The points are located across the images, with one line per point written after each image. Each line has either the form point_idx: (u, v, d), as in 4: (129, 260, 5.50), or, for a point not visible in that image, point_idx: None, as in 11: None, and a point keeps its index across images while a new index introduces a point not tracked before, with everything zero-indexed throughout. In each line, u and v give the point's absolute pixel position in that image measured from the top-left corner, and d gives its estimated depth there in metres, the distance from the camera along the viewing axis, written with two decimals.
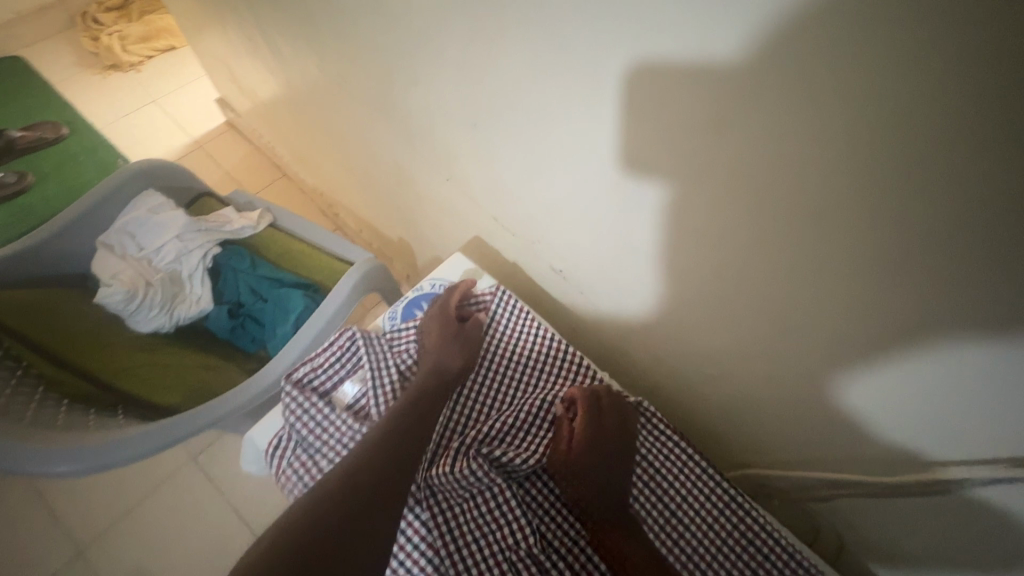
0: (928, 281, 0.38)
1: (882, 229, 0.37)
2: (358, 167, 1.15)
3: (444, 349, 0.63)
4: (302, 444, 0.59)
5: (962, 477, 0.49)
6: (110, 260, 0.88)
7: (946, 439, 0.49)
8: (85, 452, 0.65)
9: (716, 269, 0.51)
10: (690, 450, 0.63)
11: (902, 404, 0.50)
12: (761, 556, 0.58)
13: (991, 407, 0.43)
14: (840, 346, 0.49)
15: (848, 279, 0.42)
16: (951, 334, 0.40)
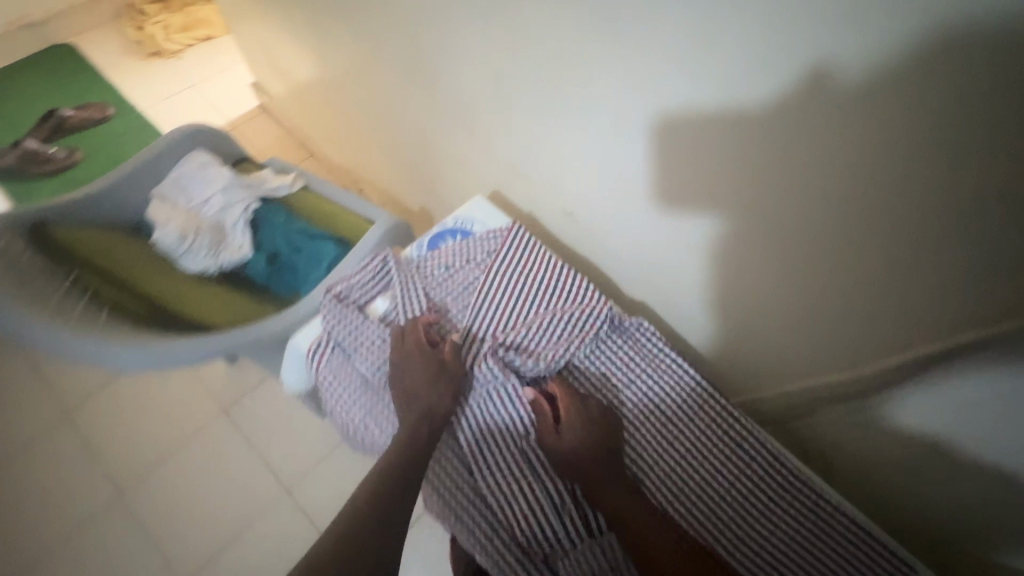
0: (900, 161, 0.45)
1: (859, 114, 0.45)
2: (388, 139, 1.24)
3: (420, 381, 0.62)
4: (340, 347, 0.67)
5: (926, 372, 0.55)
6: (164, 209, 0.98)
7: (900, 335, 0.55)
8: (151, 352, 0.75)
9: (716, 181, 0.59)
10: (685, 366, 0.69)
11: (861, 304, 0.57)
12: (751, 461, 0.64)
13: (950, 298, 0.49)
14: (824, 252, 0.56)
15: (832, 172, 0.50)
16: (918, 220, 0.47)
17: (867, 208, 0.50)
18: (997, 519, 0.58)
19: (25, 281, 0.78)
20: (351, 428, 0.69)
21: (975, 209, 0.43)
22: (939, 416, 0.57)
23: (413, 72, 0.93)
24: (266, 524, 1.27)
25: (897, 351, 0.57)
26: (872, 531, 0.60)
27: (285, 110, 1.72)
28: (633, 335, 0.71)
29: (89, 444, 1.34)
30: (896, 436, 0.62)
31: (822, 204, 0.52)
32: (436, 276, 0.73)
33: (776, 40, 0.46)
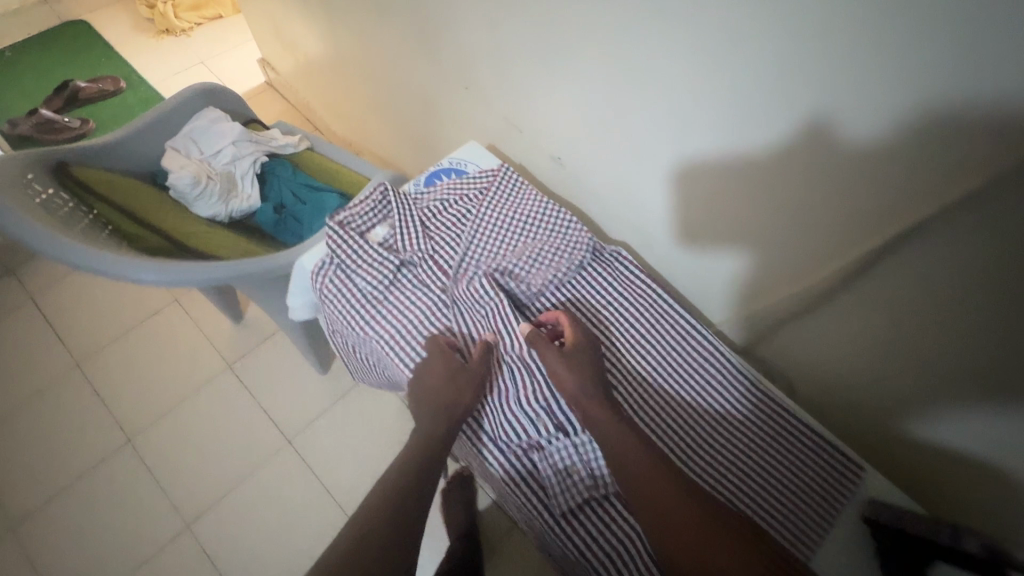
0: (836, 69, 0.50)
1: (801, 25, 0.50)
2: (392, 104, 1.32)
3: (440, 383, 0.64)
4: (341, 267, 0.72)
5: (873, 273, 0.60)
6: (177, 158, 1.03)
7: (850, 243, 0.61)
8: (165, 268, 0.77)
9: (684, 108, 0.66)
10: (659, 291, 0.77)
11: (808, 219, 0.63)
12: (723, 385, 0.72)
13: (887, 203, 0.54)
14: (779, 172, 0.62)
15: (781, 88, 0.55)
16: (856, 128, 0.52)
17: (806, 121, 0.56)
18: (927, 412, 0.65)
19: (52, 211, 0.83)
20: (352, 342, 0.75)
21: (889, 105, 0.49)
22: (889, 322, 0.62)
23: (418, 31, 1.01)
24: (269, 471, 1.33)
25: (838, 261, 0.63)
26: (834, 444, 0.67)
27: (292, 86, 1.79)
28: (611, 263, 0.79)
29: (99, 396, 1.40)
30: (845, 342, 0.69)
31: (773, 122, 0.58)
32: (431, 208, 0.79)
33: None
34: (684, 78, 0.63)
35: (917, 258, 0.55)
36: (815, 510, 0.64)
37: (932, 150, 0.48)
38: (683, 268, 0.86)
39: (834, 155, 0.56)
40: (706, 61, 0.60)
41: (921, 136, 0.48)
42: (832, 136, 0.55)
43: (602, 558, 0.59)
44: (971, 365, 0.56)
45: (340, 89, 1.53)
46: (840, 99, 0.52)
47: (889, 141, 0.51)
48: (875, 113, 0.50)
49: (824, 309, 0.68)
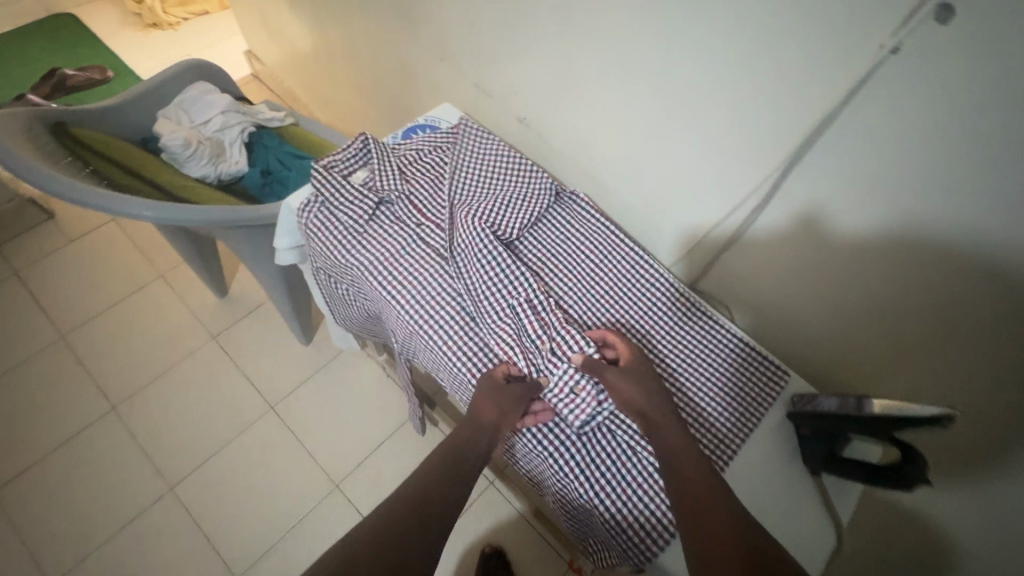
0: (741, 6, 0.61)
1: None
2: (378, 84, 1.42)
3: (481, 403, 0.66)
4: (325, 204, 0.80)
5: (785, 187, 0.69)
6: (168, 123, 1.10)
7: (762, 169, 0.70)
8: (163, 206, 0.84)
9: (628, 55, 0.76)
10: (606, 221, 0.86)
11: (729, 151, 0.73)
12: (680, 310, 0.79)
13: (790, 121, 0.64)
14: (706, 109, 0.72)
15: (702, 29, 0.66)
16: (762, 58, 0.62)
17: (720, 55, 0.66)
18: (837, 320, 0.74)
19: (52, 158, 0.90)
20: (333, 271, 0.82)
21: (783, 33, 0.59)
22: (804, 236, 0.71)
23: (403, 10, 1.13)
24: (251, 435, 1.37)
25: (753, 186, 0.73)
26: (780, 365, 0.75)
27: (277, 75, 1.87)
28: (569, 204, 0.88)
29: (81, 366, 1.42)
30: (768, 263, 0.78)
31: (698, 59, 0.68)
32: (409, 157, 0.87)
33: None
34: (629, 27, 0.73)
35: (816, 168, 0.65)
36: (743, 407, 0.73)
37: (814, 69, 0.59)
38: (634, 215, 0.94)
39: (743, 85, 0.66)
40: (644, 8, 0.70)
41: (808, 55, 0.59)
42: (740, 69, 0.65)
43: (552, 440, 0.68)
44: (864, 260, 0.67)
45: (324, 75, 1.62)
46: (746, 33, 0.62)
47: (785, 66, 0.61)
48: (770, 42, 0.61)
49: (750, 234, 0.78)
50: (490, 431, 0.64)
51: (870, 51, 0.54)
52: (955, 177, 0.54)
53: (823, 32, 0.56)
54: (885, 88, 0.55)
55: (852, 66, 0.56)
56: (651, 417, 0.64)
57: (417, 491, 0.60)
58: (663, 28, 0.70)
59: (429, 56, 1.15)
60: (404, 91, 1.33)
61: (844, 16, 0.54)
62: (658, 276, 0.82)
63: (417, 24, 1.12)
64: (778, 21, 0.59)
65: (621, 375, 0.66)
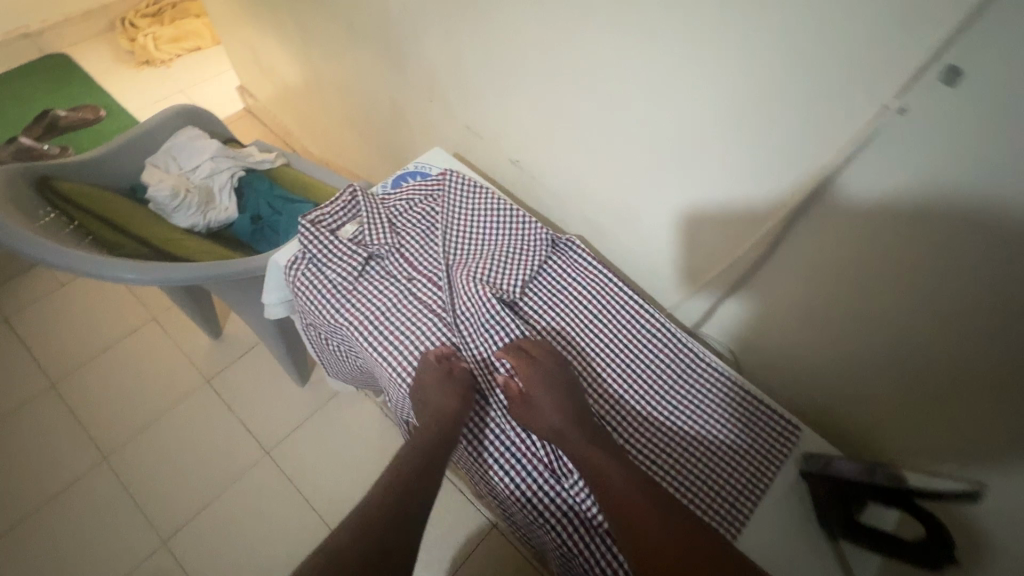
0: (736, 61, 0.59)
1: (704, 24, 0.59)
2: (369, 121, 1.41)
3: (427, 386, 0.67)
4: (313, 261, 0.77)
5: (789, 238, 0.66)
6: (156, 171, 1.08)
7: (761, 220, 0.68)
8: (146, 267, 0.81)
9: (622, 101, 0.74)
10: (606, 271, 0.83)
11: (726, 201, 0.70)
12: (685, 364, 0.76)
13: (790, 173, 0.62)
14: (704, 159, 0.69)
15: (697, 81, 0.64)
16: (759, 112, 0.60)
17: (715, 107, 0.64)
18: (848, 372, 0.71)
19: (33, 219, 0.87)
20: (324, 332, 0.79)
21: (784, 89, 0.57)
22: (810, 288, 0.69)
23: (391, 51, 1.12)
24: (247, 482, 1.33)
25: (754, 235, 0.70)
26: (792, 420, 0.72)
27: (270, 111, 1.86)
28: (567, 252, 0.84)
29: (73, 414, 1.39)
30: (773, 312, 0.75)
31: (692, 106, 0.66)
32: (398, 207, 0.84)
33: None
34: (621, 77, 0.72)
35: (818, 223, 0.63)
36: (754, 467, 0.69)
37: (812, 125, 0.57)
38: (630, 257, 0.92)
39: (742, 135, 0.63)
40: (637, 59, 0.68)
41: (807, 109, 0.56)
42: (736, 121, 0.63)
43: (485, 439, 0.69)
44: (874, 312, 0.64)
45: (315, 111, 1.62)
46: (740, 88, 0.60)
47: (785, 121, 0.59)
48: (767, 97, 0.58)
49: (753, 283, 0.75)
50: (442, 414, 0.65)
51: (873, 108, 0.52)
52: (969, 238, 0.51)
53: (823, 88, 0.54)
54: (890, 146, 0.52)
55: (855, 122, 0.54)
56: (560, 433, 0.64)
57: (393, 510, 0.59)
58: (655, 79, 0.68)
59: (421, 97, 1.14)
60: (396, 129, 1.32)
61: (844, 73, 0.52)
62: (661, 328, 0.78)
63: (406, 65, 1.10)
64: (775, 76, 0.56)
65: (534, 372, 0.67)
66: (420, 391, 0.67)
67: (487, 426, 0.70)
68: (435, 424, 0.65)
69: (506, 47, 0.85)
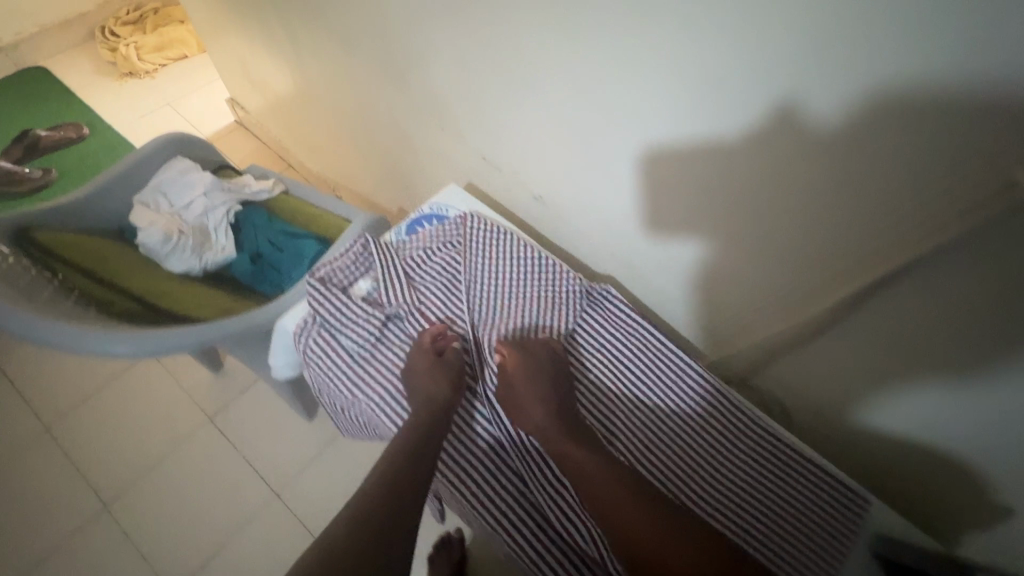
0: (814, 116, 0.49)
1: (773, 74, 0.49)
2: (362, 136, 1.29)
3: (418, 371, 0.65)
4: (325, 326, 0.70)
5: (868, 306, 0.58)
6: (145, 212, 1.00)
7: (833, 280, 0.60)
8: (140, 337, 0.74)
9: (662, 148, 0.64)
10: (649, 327, 0.75)
11: (789, 259, 0.62)
12: (740, 435, 0.69)
13: (875, 239, 0.53)
14: (763, 214, 0.60)
15: (761, 135, 0.54)
16: (839, 172, 0.51)
17: (786, 159, 0.54)
18: (927, 441, 0.64)
19: (14, 279, 0.79)
20: (339, 404, 0.72)
21: (876, 151, 0.48)
22: (891, 355, 0.61)
23: (382, 68, 1.00)
24: (255, 527, 1.27)
25: (825, 298, 0.62)
26: (863, 494, 0.66)
27: (262, 123, 1.76)
28: (602, 303, 0.77)
29: (70, 459, 1.32)
30: (838, 375, 0.68)
31: (750, 158, 0.57)
32: (415, 258, 0.76)
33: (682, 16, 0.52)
34: (659, 120, 0.62)
35: (908, 293, 0.54)
36: (817, 554, 0.64)
37: (910, 189, 0.48)
38: (667, 300, 0.84)
39: (814, 193, 0.55)
40: (682, 102, 0.58)
41: (906, 174, 0.47)
42: (807, 178, 0.54)
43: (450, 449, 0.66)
44: (969, 390, 0.56)
45: (309, 125, 1.51)
46: (817, 144, 0.51)
47: (874, 184, 0.50)
48: (854, 153, 0.49)
49: (819, 343, 0.66)
50: (432, 400, 0.63)
51: (997, 182, 0.43)
52: None
53: (928, 154, 0.45)
54: (1019, 219, 0.44)
55: (969, 192, 0.45)
56: (545, 437, 0.61)
57: (389, 509, 0.54)
58: (707, 129, 0.58)
59: (420, 118, 1.01)
60: (392, 149, 1.20)
61: (962, 140, 0.43)
62: (712, 393, 0.71)
63: (404, 84, 0.98)
64: (868, 132, 0.47)
65: (519, 362, 0.65)
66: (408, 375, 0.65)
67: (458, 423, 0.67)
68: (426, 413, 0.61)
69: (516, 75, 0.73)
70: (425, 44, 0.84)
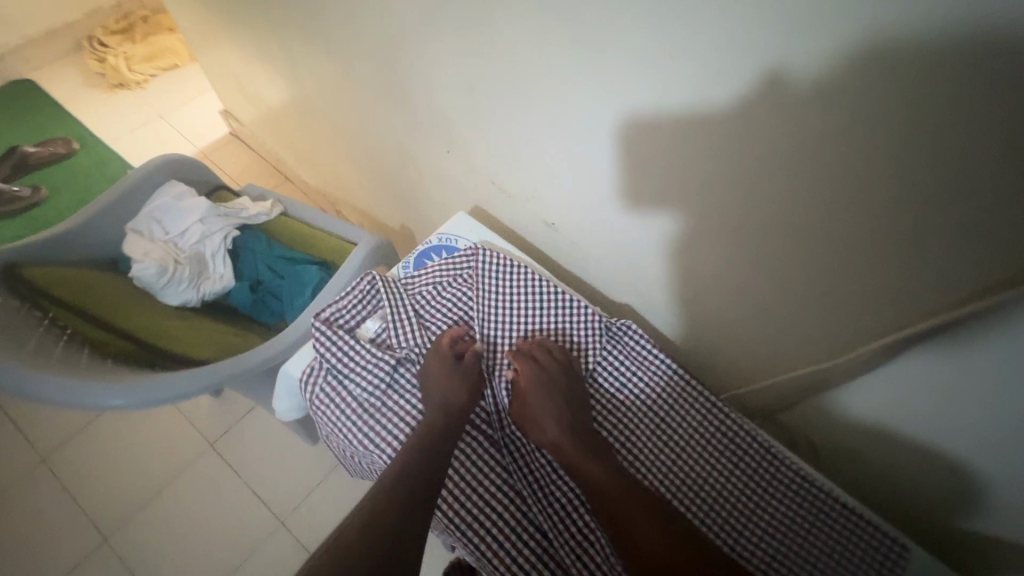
0: (851, 171, 0.45)
1: (805, 127, 0.45)
2: (358, 153, 1.24)
3: (433, 373, 0.65)
4: (333, 372, 0.67)
5: (909, 356, 0.55)
6: (139, 241, 0.96)
7: (868, 328, 0.56)
8: (137, 389, 0.73)
9: (681, 190, 0.60)
10: (674, 364, 0.72)
11: (818, 304, 0.59)
12: (771, 478, 0.67)
13: (918, 293, 0.49)
14: (789, 258, 0.57)
15: (790, 184, 0.50)
16: (878, 228, 0.47)
17: (819, 211, 0.50)
18: (966, 489, 0.61)
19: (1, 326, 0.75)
20: (348, 452, 0.68)
21: (921, 210, 0.44)
22: (934, 404, 0.57)
23: (379, 88, 0.95)
24: (257, 560, 1.23)
25: (861, 345, 0.58)
26: (904, 544, 0.62)
27: (257, 135, 1.71)
28: (622, 340, 0.73)
29: (66, 490, 1.29)
30: (871, 418, 0.65)
31: (774, 201, 0.53)
32: (424, 295, 0.73)
33: (704, 61, 0.48)
34: (675, 167, 0.58)
35: (954, 346, 0.51)
36: None
37: (960, 252, 0.44)
38: (685, 335, 0.80)
39: (850, 242, 0.50)
40: (699, 147, 0.54)
41: (954, 236, 0.43)
42: (839, 229, 0.50)
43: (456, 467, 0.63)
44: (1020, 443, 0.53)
45: (304, 139, 1.46)
46: (854, 197, 0.47)
47: (918, 242, 0.46)
48: (896, 213, 0.45)
49: (851, 386, 0.63)
50: (447, 403, 0.62)
51: None
52: None
53: (985, 216, 0.41)
54: None
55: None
56: (558, 449, 0.62)
57: (398, 515, 0.53)
58: (729, 175, 0.54)
59: (419, 138, 0.96)
60: (393, 170, 1.16)
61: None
62: (742, 434, 0.69)
63: (402, 105, 0.93)
64: (912, 194, 0.43)
65: (538, 375, 0.65)
66: (425, 377, 0.65)
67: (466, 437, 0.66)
68: (442, 415, 0.62)
69: (524, 105, 0.69)
70: (426, 66, 0.79)
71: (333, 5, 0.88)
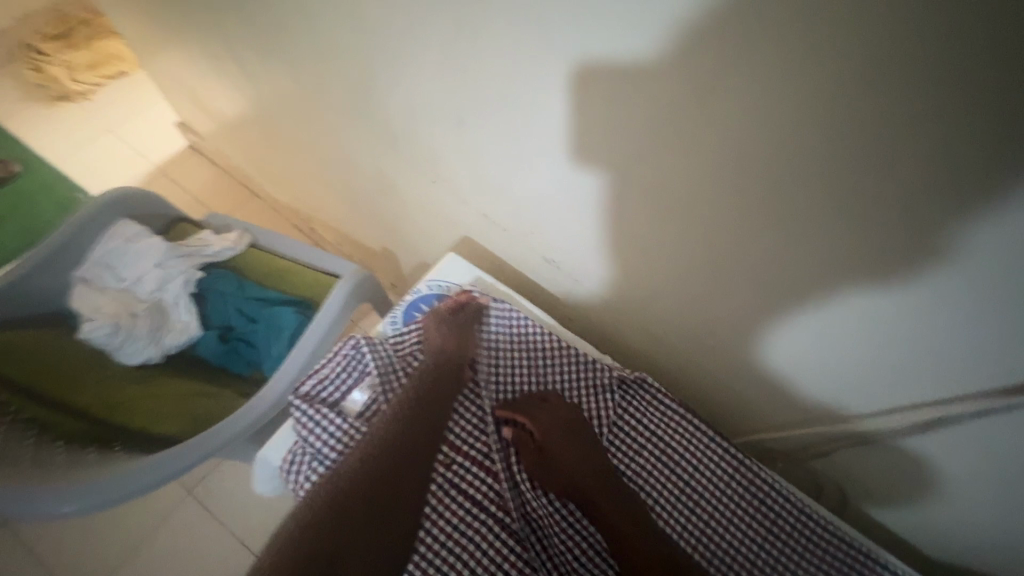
0: (930, 234, 0.42)
1: (883, 187, 0.41)
2: (332, 174, 1.14)
3: (433, 332, 0.66)
4: (317, 456, 0.59)
5: (977, 421, 0.52)
6: (89, 295, 0.87)
7: (932, 383, 0.53)
8: (86, 491, 0.65)
9: (714, 236, 0.55)
10: (697, 422, 0.67)
11: (877, 353, 0.55)
12: (819, 551, 0.61)
13: (1001, 358, 0.46)
14: (841, 312, 0.53)
15: (853, 240, 0.46)
16: (959, 291, 0.44)
17: (868, 264, 0.47)
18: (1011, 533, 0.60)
19: None
20: None
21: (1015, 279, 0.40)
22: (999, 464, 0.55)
23: (354, 111, 0.86)
24: None
25: (923, 400, 0.55)
26: None
27: (217, 149, 1.58)
28: (637, 395, 0.69)
29: None
30: (917, 470, 0.62)
31: (832, 253, 0.48)
32: (416, 355, 0.67)
33: (761, 110, 0.42)
34: (715, 211, 0.53)
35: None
36: None
37: None
38: (705, 371, 0.76)
39: (925, 302, 0.47)
40: (748, 196, 0.49)
41: None
42: (912, 288, 0.46)
43: (436, 534, 0.57)
44: None
45: (270, 155, 1.35)
46: (934, 260, 0.43)
47: (1006, 307, 0.42)
48: (963, 276, 0.42)
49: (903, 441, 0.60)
50: (443, 359, 0.64)
51: None
52: None
53: None
54: None
55: None
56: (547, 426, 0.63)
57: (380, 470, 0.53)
58: (780, 225, 0.49)
59: (402, 166, 0.88)
60: (372, 195, 1.07)
61: None
62: (782, 502, 0.63)
63: (382, 131, 0.84)
64: (980, 260, 0.41)
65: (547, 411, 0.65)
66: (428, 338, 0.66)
67: (447, 496, 0.59)
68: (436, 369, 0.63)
69: (526, 141, 0.62)
70: (407, 94, 0.71)
71: (298, 23, 0.78)
